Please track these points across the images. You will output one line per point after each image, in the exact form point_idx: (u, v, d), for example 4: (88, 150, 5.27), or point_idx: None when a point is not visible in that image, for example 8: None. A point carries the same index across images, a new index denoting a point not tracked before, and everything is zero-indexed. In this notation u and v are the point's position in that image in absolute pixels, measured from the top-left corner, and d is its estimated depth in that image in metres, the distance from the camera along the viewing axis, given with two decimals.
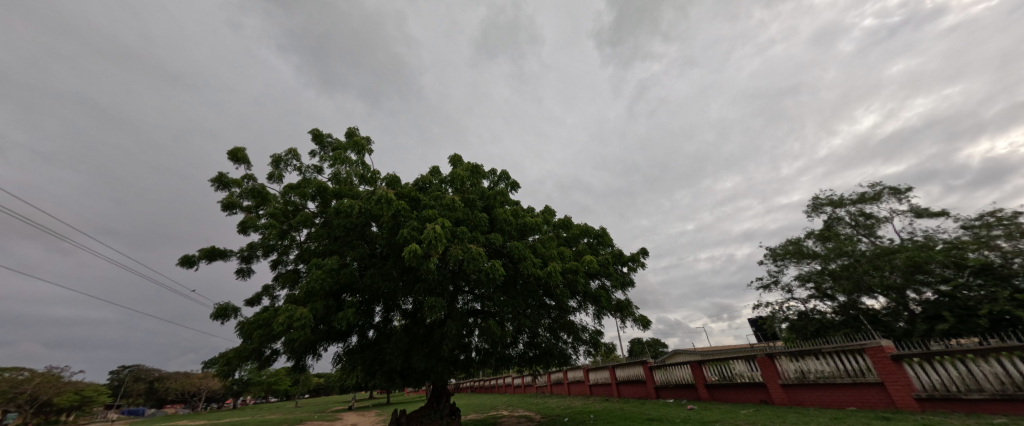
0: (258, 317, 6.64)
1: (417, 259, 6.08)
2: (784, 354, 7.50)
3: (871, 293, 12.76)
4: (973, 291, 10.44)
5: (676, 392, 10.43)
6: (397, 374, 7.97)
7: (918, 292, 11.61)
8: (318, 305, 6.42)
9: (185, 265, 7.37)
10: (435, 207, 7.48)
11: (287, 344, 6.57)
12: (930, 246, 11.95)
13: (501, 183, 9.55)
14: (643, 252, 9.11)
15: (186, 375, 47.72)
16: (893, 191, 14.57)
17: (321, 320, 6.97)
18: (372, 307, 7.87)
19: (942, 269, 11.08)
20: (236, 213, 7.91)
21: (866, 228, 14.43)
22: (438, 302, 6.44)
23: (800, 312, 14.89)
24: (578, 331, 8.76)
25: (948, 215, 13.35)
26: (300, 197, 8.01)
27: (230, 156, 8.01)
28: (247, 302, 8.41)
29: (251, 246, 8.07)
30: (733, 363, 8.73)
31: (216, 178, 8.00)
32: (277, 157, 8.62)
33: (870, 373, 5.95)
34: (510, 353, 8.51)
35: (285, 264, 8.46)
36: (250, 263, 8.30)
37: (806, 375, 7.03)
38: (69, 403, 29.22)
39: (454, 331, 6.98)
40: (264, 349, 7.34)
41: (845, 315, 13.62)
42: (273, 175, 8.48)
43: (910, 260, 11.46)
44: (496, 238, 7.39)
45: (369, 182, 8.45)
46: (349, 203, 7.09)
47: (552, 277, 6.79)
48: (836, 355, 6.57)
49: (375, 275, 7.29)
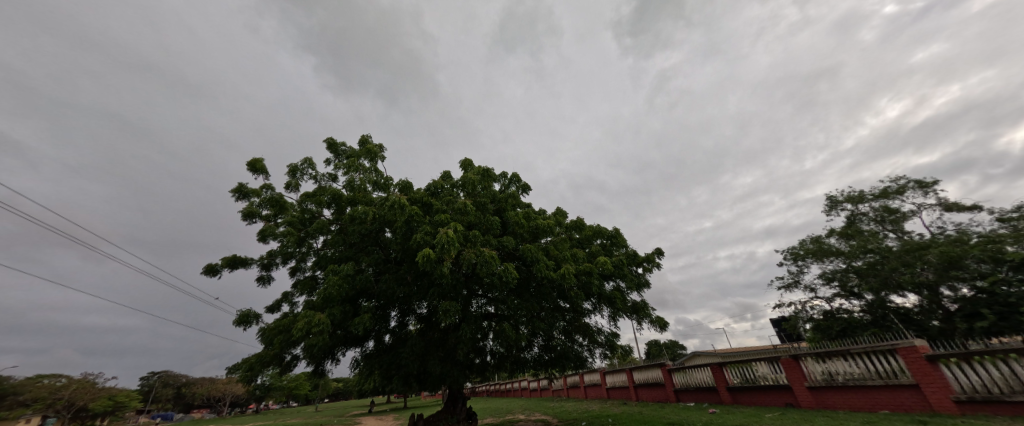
0: (278, 323, 6.85)
1: (431, 263, 6.14)
2: (809, 355, 7.26)
3: (901, 291, 12.23)
4: (1013, 286, 9.78)
5: (696, 395, 10.23)
6: (413, 379, 8.09)
7: (953, 288, 11.03)
8: (335, 310, 6.60)
9: (209, 273, 7.65)
10: (447, 212, 7.57)
11: (306, 349, 6.75)
12: (964, 240, 11.36)
13: (513, 185, 9.62)
14: (658, 252, 9.03)
15: (213, 381, 49.02)
16: (919, 184, 13.92)
17: (338, 325, 7.19)
18: (387, 312, 8.07)
19: (979, 264, 10.48)
20: (257, 221, 8.21)
21: (893, 223, 13.82)
22: (452, 306, 6.48)
23: (825, 311, 14.34)
24: (593, 333, 8.72)
25: (981, 208, 12.70)
26: (317, 205, 8.27)
27: (249, 166, 8.32)
28: (268, 308, 8.68)
29: (271, 253, 8.34)
30: (756, 365, 8.50)
31: (236, 189, 8.30)
32: (294, 167, 8.94)
33: (904, 374, 5.71)
34: (526, 357, 8.57)
35: (303, 271, 8.76)
36: (270, 270, 8.58)
37: (835, 377, 6.76)
38: (103, 409, 30.25)
39: (469, 334, 7.05)
40: (285, 355, 7.59)
41: (873, 314, 13.03)
42: (291, 184, 8.76)
43: (943, 255, 10.92)
44: (508, 241, 7.43)
45: (382, 188, 8.68)
46: (365, 210, 7.33)
47: (566, 279, 6.78)
48: (866, 356, 6.32)
49: (390, 280, 7.44)
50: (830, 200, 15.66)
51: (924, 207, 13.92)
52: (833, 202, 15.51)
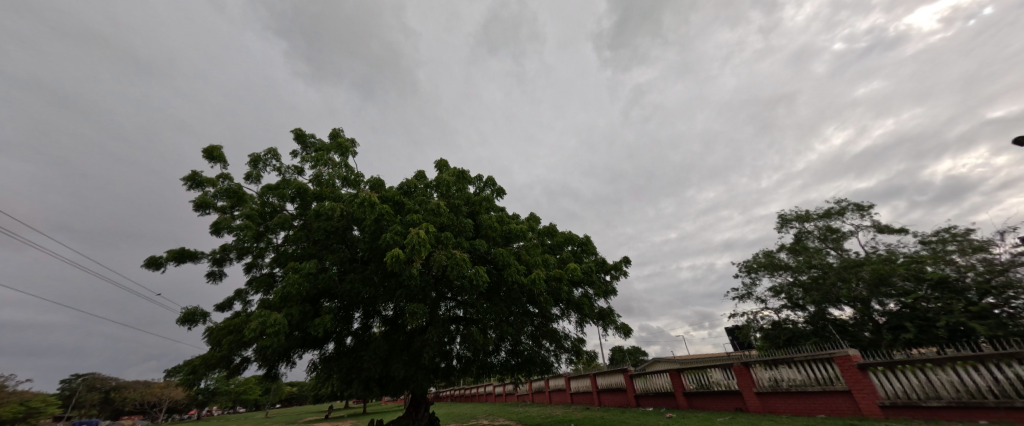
0: (228, 323, 6.40)
1: (400, 264, 5.98)
2: (758, 362, 7.70)
3: (838, 304, 13.32)
4: (931, 302, 10.93)
5: (655, 400, 10.58)
6: (374, 383, 7.82)
7: (882, 303, 12.13)
8: (294, 310, 6.25)
9: (151, 267, 7.02)
10: (419, 212, 7.42)
11: (258, 351, 6.35)
12: (892, 259, 12.58)
13: (487, 189, 9.60)
14: (626, 261, 9.31)
15: (146, 385, 44.52)
16: (858, 207, 15.25)
17: (296, 326, 6.84)
18: (350, 313, 7.76)
19: (903, 282, 11.60)
20: (210, 213, 7.66)
21: (834, 241, 15.06)
22: (420, 308, 6.32)
23: (774, 321, 15.33)
24: (560, 339, 8.79)
25: (907, 231, 14.10)
26: (279, 198, 7.83)
27: (206, 153, 7.77)
28: (217, 306, 8.10)
29: (224, 248, 7.80)
30: (710, 372, 8.91)
31: (189, 177, 7.71)
32: (256, 157, 8.45)
33: (838, 381, 6.20)
34: (492, 361, 8.51)
35: (259, 268, 8.26)
36: (222, 266, 8.02)
37: (780, 383, 7.22)
38: (12, 416, 26.79)
39: (435, 338, 6.91)
40: (234, 357, 7.10)
41: (815, 325, 14.08)
42: (251, 175, 8.27)
43: (874, 272, 12.02)
44: (480, 244, 7.39)
45: (352, 184, 8.40)
46: (332, 206, 7.05)
47: (536, 284, 6.85)
48: (807, 363, 6.79)
49: (355, 280, 7.17)
50: (782, 218, 16.83)
51: (861, 228, 15.27)
52: (784, 219, 16.68)
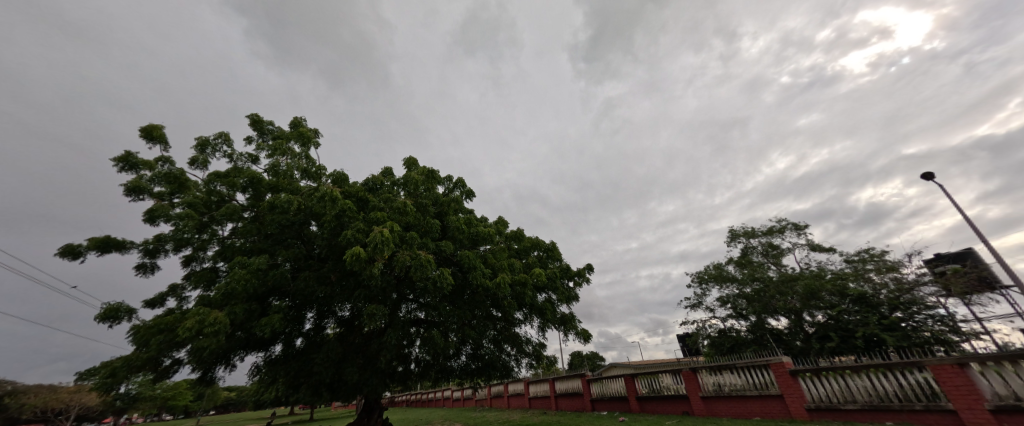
0: (159, 321, 5.79)
1: (360, 263, 5.72)
2: (705, 368, 8.15)
3: (775, 315, 14.47)
4: (852, 315, 12.13)
5: (609, 404, 10.91)
6: (324, 387, 7.41)
7: (812, 314, 13.35)
8: (238, 309, 5.79)
9: (66, 256, 6.21)
10: (384, 210, 7.17)
11: (193, 352, 5.80)
12: (821, 275, 13.92)
13: (456, 190, 9.48)
14: (589, 268, 9.55)
15: (53, 389, 39.15)
16: (796, 226, 16.73)
17: (239, 326, 6.32)
18: (303, 313, 7.31)
19: (830, 296, 12.84)
20: (145, 199, 6.94)
21: (774, 257, 16.42)
22: (379, 310, 6.08)
23: (720, 330, 16.36)
24: (521, 343, 8.83)
25: (834, 250, 15.67)
26: (228, 187, 7.26)
27: (144, 133, 7.05)
28: (147, 303, 7.32)
29: (159, 238, 7.08)
30: (662, 376, 9.34)
31: (122, 157, 6.95)
32: (203, 140, 7.80)
33: (773, 385, 6.73)
34: (452, 365, 8.35)
35: (200, 261, 7.58)
36: (155, 258, 7.26)
37: (723, 387, 7.70)
38: None
39: (394, 340, 6.67)
40: (163, 359, 6.44)
41: (755, 333, 15.19)
42: (197, 160, 7.60)
43: (807, 287, 13.22)
44: (446, 245, 7.27)
45: (312, 177, 7.97)
46: (288, 199, 6.64)
47: (501, 288, 6.85)
48: (746, 369, 7.27)
49: (310, 278, 6.77)
50: (731, 233, 18.07)
51: (797, 246, 16.75)
52: (733, 234, 17.92)
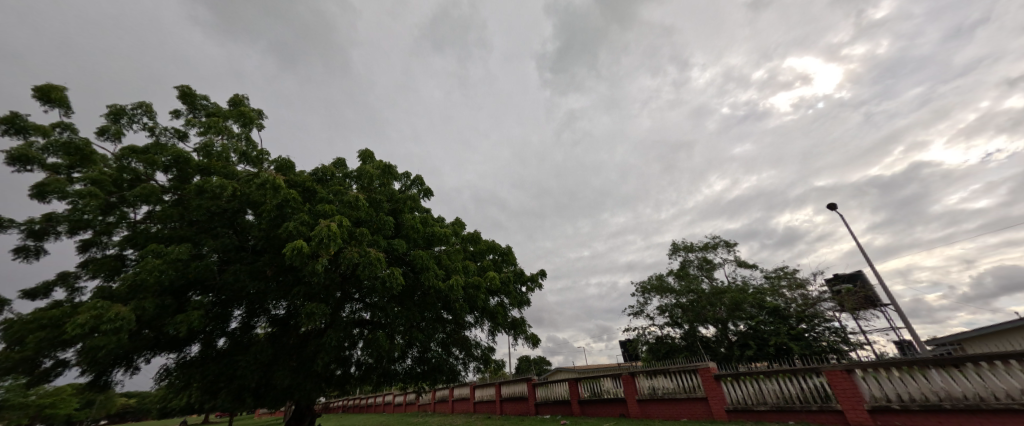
0: (39, 315, 4.91)
1: (301, 258, 5.31)
2: (642, 372, 8.63)
3: (705, 324, 15.76)
4: (768, 325, 13.54)
5: (552, 408, 11.17)
6: (248, 393, 6.74)
7: (735, 324, 14.75)
8: (148, 304, 5.09)
9: None
10: (334, 203, 6.75)
11: (85, 353, 4.98)
12: (744, 289, 15.46)
13: (414, 187, 9.20)
14: (541, 273, 9.74)
15: None
16: (727, 244, 18.46)
17: (147, 323, 5.56)
18: (229, 311, 6.61)
19: (751, 308, 14.29)
20: (35, 170, 5.90)
21: (706, 270, 17.95)
22: (320, 309, 5.67)
23: (658, 336, 17.45)
24: (470, 347, 8.73)
25: (756, 267, 17.52)
26: (147, 165, 6.40)
27: (37, 92, 5.99)
28: (24, 293, 6.16)
29: (49, 217, 6.03)
30: (603, 380, 9.73)
31: (5, 119, 5.84)
32: (118, 109, 6.82)
33: (699, 389, 7.30)
34: (396, 369, 8.01)
35: (102, 248, 6.57)
36: (40, 241, 6.15)
37: (656, 391, 8.19)
38: None
39: (334, 342, 6.25)
40: (43, 360, 5.46)
41: (687, 340, 16.41)
42: (108, 130, 6.62)
43: (733, 299, 14.61)
44: (399, 244, 7.00)
45: (252, 161, 7.31)
46: (221, 184, 6.02)
47: (453, 291, 6.74)
48: (678, 373, 7.81)
49: (241, 272, 6.15)
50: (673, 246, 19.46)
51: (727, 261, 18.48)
52: (674, 248, 19.32)
